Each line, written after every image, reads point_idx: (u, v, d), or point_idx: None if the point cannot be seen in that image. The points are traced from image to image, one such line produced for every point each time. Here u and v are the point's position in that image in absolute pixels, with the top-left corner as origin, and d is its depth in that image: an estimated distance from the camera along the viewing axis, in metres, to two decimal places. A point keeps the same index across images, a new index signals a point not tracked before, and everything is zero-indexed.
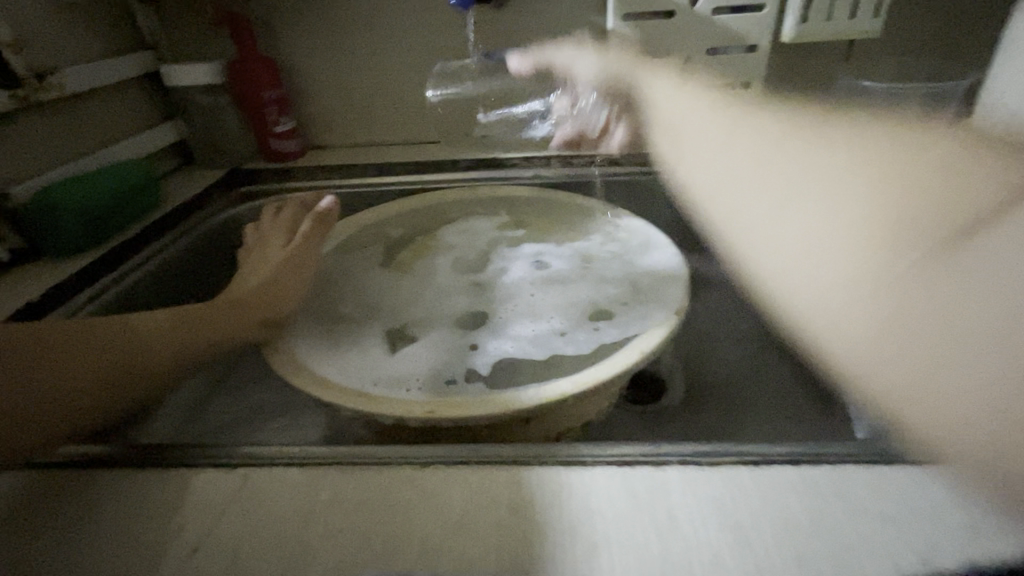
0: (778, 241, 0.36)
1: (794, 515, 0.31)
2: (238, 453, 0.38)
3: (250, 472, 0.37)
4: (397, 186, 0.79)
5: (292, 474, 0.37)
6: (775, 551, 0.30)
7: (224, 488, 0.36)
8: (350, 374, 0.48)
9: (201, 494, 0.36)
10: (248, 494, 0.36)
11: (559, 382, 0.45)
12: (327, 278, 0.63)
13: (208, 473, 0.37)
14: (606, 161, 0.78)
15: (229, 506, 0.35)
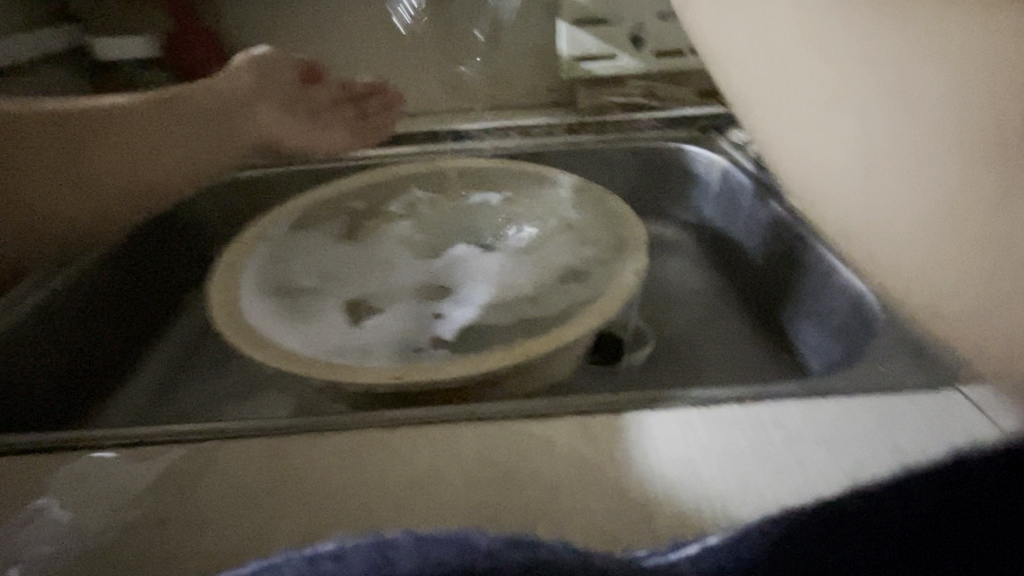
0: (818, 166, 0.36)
1: (738, 447, 0.34)
2: (204, 428, 0.38)
3: (216, 446, 0.37)
4: (352, 161, 0.76)
5: (257, 445, 0.37)
6: (721, 479, 0.32)
7: (191, 461, 0.36)
8: (315, 346, 0.49)
9: (164, 470, 0.36)
10: (215, 466, 0.36)
11: (521, 345, 0.46)
12: (283, 255, 0.61)
13: (174, 449, 0.37)
14: (563, 130, 0.79)
15: (196, 478, 0.35)
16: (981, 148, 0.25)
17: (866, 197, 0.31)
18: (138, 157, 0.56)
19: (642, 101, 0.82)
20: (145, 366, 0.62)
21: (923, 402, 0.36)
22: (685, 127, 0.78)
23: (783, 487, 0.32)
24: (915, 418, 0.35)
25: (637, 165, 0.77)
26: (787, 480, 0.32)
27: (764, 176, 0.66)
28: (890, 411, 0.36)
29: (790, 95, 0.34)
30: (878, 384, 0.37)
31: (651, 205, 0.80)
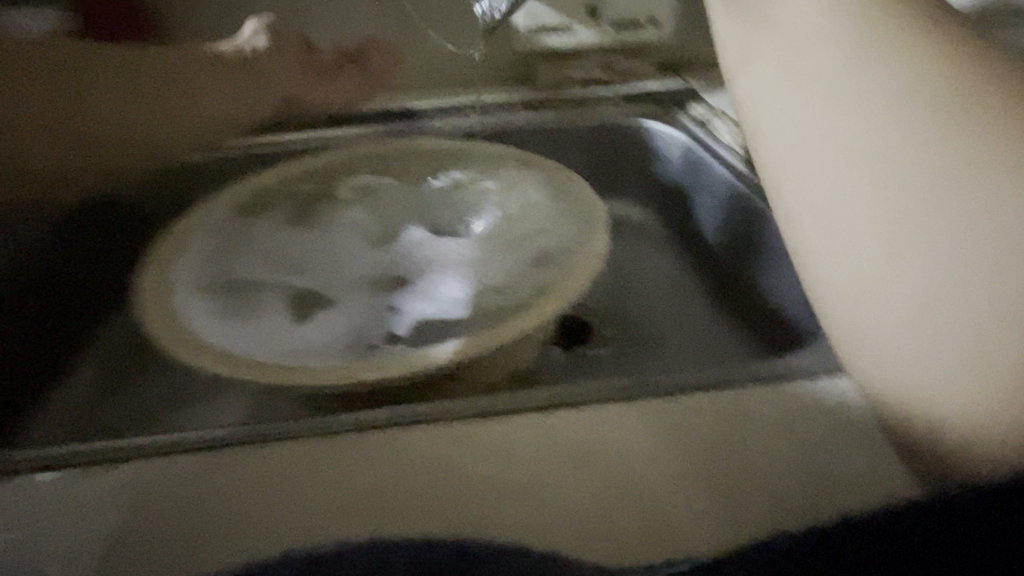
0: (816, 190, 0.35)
1: (697, 437, 0.34)
2: (130, 443, 0.35)
3: (142, 464, 0.34)
4: (296, 145, 0.72)
5: (191, 463, 0.34)
6: (684, 471, 0.32)
7: (115, 481, 0.33)
8: (258, 346, 0.46)
9: (82, 497, 0.32)
10: (144, 485, 0.33)
11: (480, 338, 0.44)
12: (224, 249, 0.57)
13: (94, 469, 0.34)
14: (520, 106, 0.76)
15: (123, 501, 0.32)
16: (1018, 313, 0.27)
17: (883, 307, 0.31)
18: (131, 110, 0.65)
19: (599, 73, 0.78)
20: (77, 371, 0.58)
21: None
22: (645, 102, 0.75)
23: (743, 476, 0.32)
24: None
25: (597, 142, 0.75)
26: (747, 471, 0.32)
27: (727, 153, 0.65)
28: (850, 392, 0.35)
29: (842, 189, 0.34)
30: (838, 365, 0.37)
31: (614, 183, 0.77)
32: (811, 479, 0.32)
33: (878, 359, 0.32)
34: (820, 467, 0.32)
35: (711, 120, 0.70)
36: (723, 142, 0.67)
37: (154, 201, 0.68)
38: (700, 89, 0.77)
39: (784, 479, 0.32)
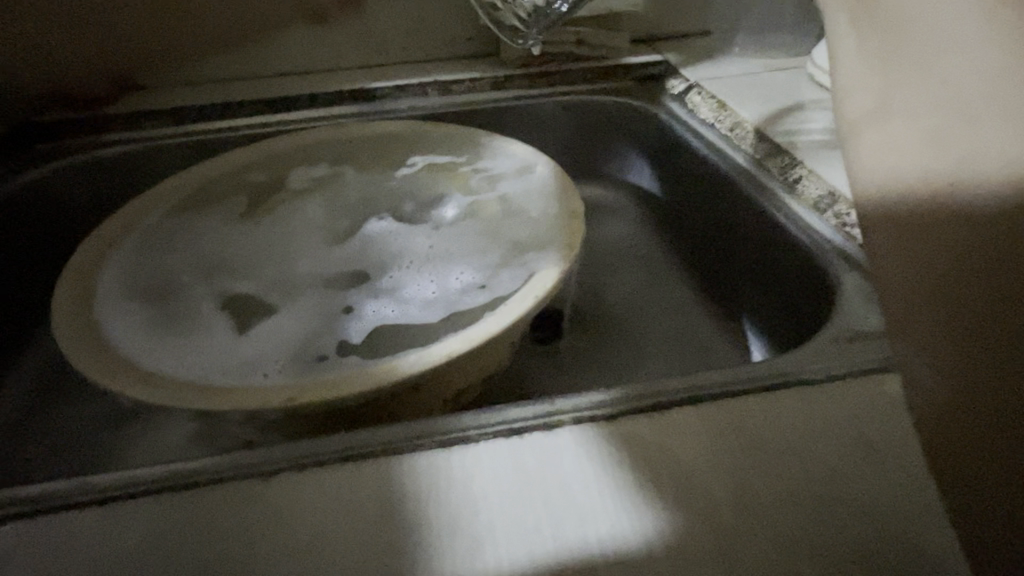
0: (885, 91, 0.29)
1: (676, 456, 0.32)
2: (55, 491, 0.32)
3: (73, 513, 0.31)
4: (241, 132, 0.65)
5: (121, 509, 0.31)
6: (661, 490, 0.30)
7: (41, 535, 0.30)
8: (194, 364, 0.41)
9: (1, 553, 0.30)
10: (76, 537, 0.30)
11: (443, 344, 0.39)
12: (155, 249, 0.51)
13: (20, 522, 0.31)
14: (487, 86, 0.70)
15: (50, 557, 0.29)
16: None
17: (906, 192, 0.28)
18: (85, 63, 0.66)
19: (572, 49, 0.72)
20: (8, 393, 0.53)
21: (863, 387, 0.34)
22: (619, 78, 0.70)
23: (723, 495, 0.30)
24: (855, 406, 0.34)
25: (569, 124, 0.70)
26: (729, 491, 0.30)
27: (711, 134, 0.60)
28: (828, 402, 0.34)
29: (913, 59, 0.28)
30: (823, 370, 0.35)
31: (586, 165, 0.73)
32: (795, 496, 0.30)
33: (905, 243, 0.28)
34: (804, 484, 0.31)
35: (689, 96, 0.66)
36: (701, 119, 0.62)
37: (87, 203, 0.62)
38: (679, 65, 0.72)
39: (767, 500, 0.30)
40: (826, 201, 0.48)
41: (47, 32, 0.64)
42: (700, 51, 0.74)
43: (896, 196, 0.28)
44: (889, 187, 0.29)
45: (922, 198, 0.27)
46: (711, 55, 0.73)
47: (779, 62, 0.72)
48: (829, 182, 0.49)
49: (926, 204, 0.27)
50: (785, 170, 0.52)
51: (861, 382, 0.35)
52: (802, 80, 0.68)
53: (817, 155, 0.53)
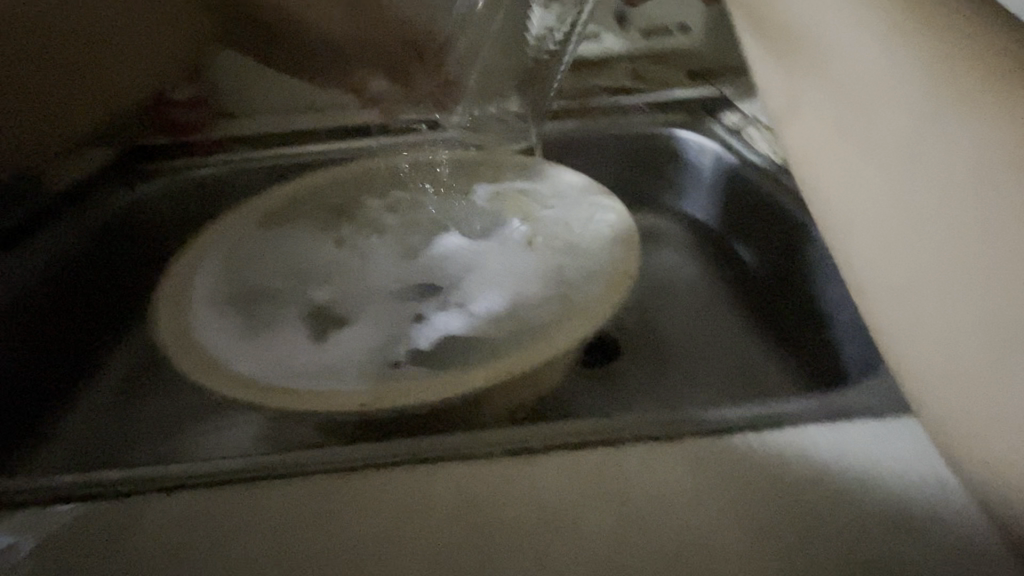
0: (878, 237, 0.29)
1: (743, 479, 0.32)
2: (146, 475, 0.34)
3: (161, 498, 0.33)
4: (319, 157, 0.71)
5: (206, 496, 0.33)
6: (725, 514, 0.31)
7: (134, 518, 0.32)
8: (276, 367, 0.45)
9: (98, 527, 0.32)
10: (165, 519, 0.32)
11: (505, 361, 0.41)
12: (241, 260, 0.55)
13: (114, 502, 0.33)
14: (546, 116, 0.73)
15: (145, 536, 0.31)
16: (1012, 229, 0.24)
17: (914, 325, 0.28)
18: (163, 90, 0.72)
19: (629, 84, 0.76)
20: (94, 390, 0.57)
21: None
22: (676, 110, 0.72)
23: (792, 524, 0.30)
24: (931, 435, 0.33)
25: (624, 155, 0.73)
26: (798, 521, 0.30)
27: (769, 169, 0.61)
28: (898, 441, 0.33)
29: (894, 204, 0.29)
30: (891, 403, 0.35)
31: (639, 194, 0.75)
32: (867, 530, 0.30)
33: (933, 387, 0.27)
34: (872, 517, 0.30)
35: (745, 130, 0.67)
36: (758, 153, 0.64)
37: (180, 221, 0.68)
38: (734, 97, 0.73)
39: (833, 533, 0.30)
40: None
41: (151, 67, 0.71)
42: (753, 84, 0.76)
43: (908, 329, 0.28)
44: (906, 333, 0.28)
45: (928, 332, 0.27)
46: None
47: None
48: None
49: (919, 287, 0.27)
50: None
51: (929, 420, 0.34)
52: None
53: None
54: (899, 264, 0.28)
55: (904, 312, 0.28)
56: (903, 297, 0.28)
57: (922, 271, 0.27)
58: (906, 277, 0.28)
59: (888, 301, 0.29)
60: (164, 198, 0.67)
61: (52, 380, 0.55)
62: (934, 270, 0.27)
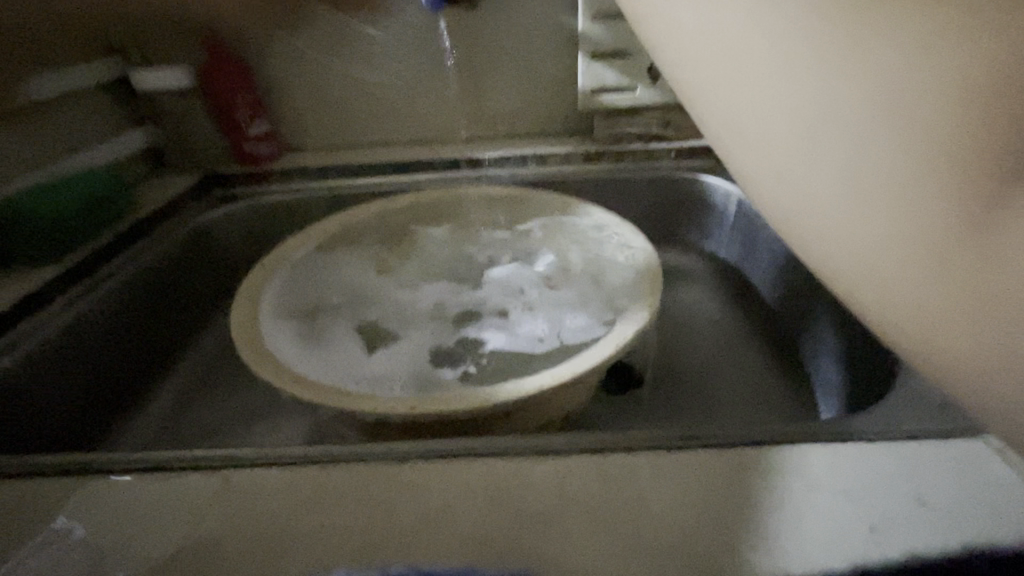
0: (813, 161, 0.22)
1: (755, 492, 0.33)
2: (220, 455, 0.39)
3: (231, 473, 0.38)
4: (374, 188, 0.78)
5: (268, 474, 0.37)
6: (737, 525, 0.32)
7: (207, 490, 0.37)
8: (333, 372, 0.51)
9: (178, 493, 0.37)
10: (233, 491, 0.36)
11: (535, 377, 0.46)
12: (303, 276, 0.62)
13: (191, 475, 0.38)
14: (581, 159, 0.79)
15: (215, 504, 0.36)
16: (980, 102, 0.17)
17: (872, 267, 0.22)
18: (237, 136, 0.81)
19: (661, 130, 0.79)
20: (163, 387, 0.63)
21: (938, 448, 0.35)
22: (703, 157, 0.78)
23: (801, 536, 0.31)
24: (940, 461, 0.34)
25: (653, 196, 0.78)
26: (812, 533, 0.31)
27: None
28: (902, 456, 0.35)
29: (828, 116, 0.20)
30: (899, 429, 0.37)
31: (665, 234, 0.80)
32: (878, 541, 0.31)
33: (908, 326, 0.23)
34: (880, 530, 0.31)
35: None
36: None
37: (250, 243, 0.77)
38: None
39: (842, 532, 0.31)
40: None
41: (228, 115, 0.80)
42: None
43: (864, 270, 0.22)
44: (863, 274, 0.23)
45: (894, 275, 0.21)
46: None
47: None
48: None
49: (867, 224, 0.21)
50: None
51: (932, 443, 0.36)
52: None
53: None
54: (834, 197, 0.22)
55: (855, 248, 0.22)
56: (852, 229, 0.22)
57: (880, 203, 0.20)
58: (854, 207, 0.21)
59: (837, 239, 0.23)
60: (236, 220, 0.75)
61: (132, 373, 0.60)
62: (897, 207, 0.20)
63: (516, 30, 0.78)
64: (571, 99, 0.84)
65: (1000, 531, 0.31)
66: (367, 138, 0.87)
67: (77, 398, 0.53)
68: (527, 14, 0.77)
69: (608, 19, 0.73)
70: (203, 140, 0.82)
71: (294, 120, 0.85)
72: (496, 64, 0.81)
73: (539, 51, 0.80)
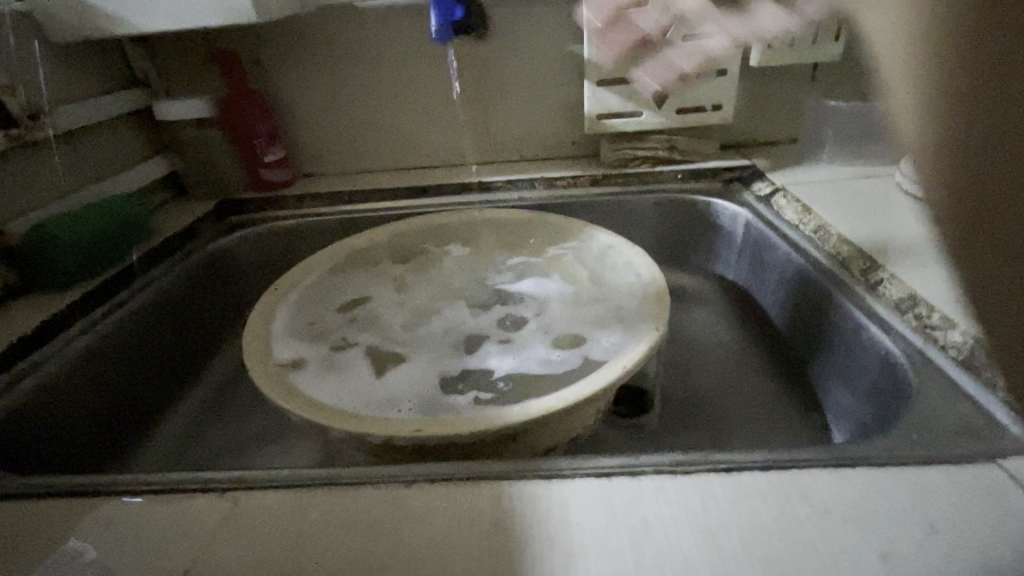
0: None
1: (762, 520, 0.33)
2: (231, 478, 0.39)
3: (241, 496, 0.38)
4: (384, 213, 0.79)
5: (278, 496, 0.38)
6: (744, 553, 0.31)
7: (216, 512, 0.37)
8: (342, 394, 0.51)
9: (189, 515, 0.37)
10: (240, 515, 0.37)
11: (542, 399, 0.46)
12: (315, 299, 0.63)
13: (201, 498, 0.38)
14: (587, 181, 0.81)
15: (223, 525, 0.36)
16: None
17: None
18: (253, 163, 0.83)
19: (666, 154, 0.81)
20: (177, 410, 0.65)
21: (948, 476, 0.35)
22: (708, 179, 0.78)
23: (810, 564, 0.30)
24: (952, 489, 0.34)
25: (660, 218, 0.79)
26: (821, 563, 0.30)
27: (797, 235, 0.64)
28: (915, 484, 0.35)
29: None
30: (910, 454, 0.36)
31: (673, 255, 0.81)
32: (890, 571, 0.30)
33: None
34: (889, 557, 0.30)
35: (776, 198, 0.71)
36: (786, 221, 0.67)
37: (264, 268, 0.79)
38: (765, 170, 0.79)
39: (851, 559, 0.30)
40: (908, 303, 0.49)
41: (245, 143, 0.82)
42: (782, 160, 0.81)
43: None
44: None
45: None
46: (796, 163, 0.80)
47: (864, 169, 0.76)
48: (911, 287, 0.51)
49: None
50: (867, 272, 0.54)
51: (946, 471, 0.35)
52: (891, 190, 0.71)
53: (898, 263, 0.55)
54: None
55: None
56: None
57: None
58: None
59: None
60: (249, 245, 0.77)
61: (149, 396, 0.62)
62: None
63: (523, 59, 0.81)
64: (578, 124, 0.86)
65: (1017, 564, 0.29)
66: (379, 164, 0.89)
67: (93, 419, 0.54)
68: (535, 44, 0.80)
69: (613, 48, 0.75)
70: (217, 166, 0.83)
71: (310, 148, 0.88)
72: (504, 91, 0.83)
73: (546, 79, 0.82)
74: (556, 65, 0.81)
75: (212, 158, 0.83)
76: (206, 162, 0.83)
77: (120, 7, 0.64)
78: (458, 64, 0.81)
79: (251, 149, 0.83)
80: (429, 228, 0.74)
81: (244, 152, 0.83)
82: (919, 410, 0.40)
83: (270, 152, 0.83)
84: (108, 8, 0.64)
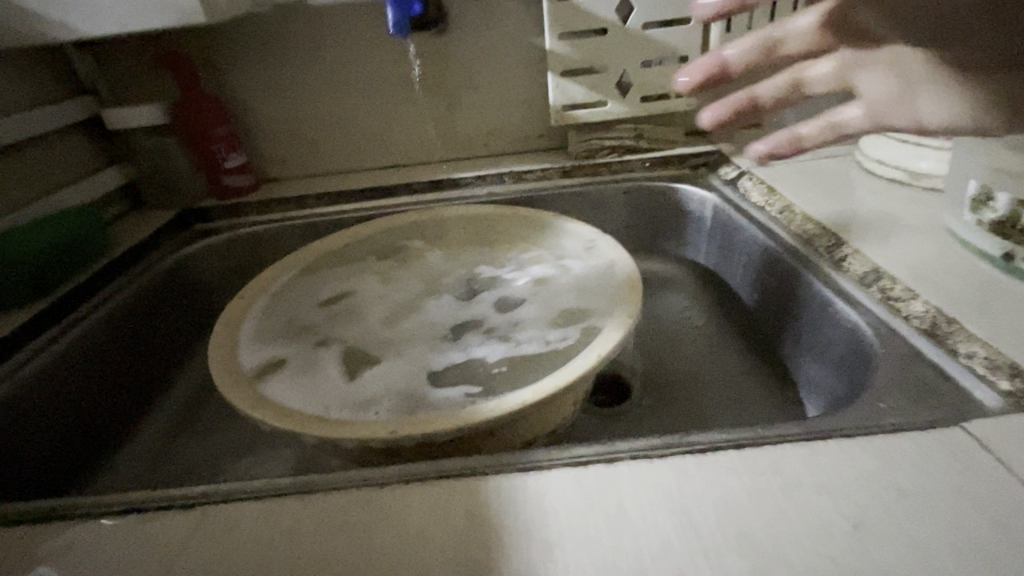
0: None
1: (734, 496, 0.33)
2: (199, 492, 0.38)
3: (208, 508, 0.37)
4: (352, 214, 0.78)
5: (248, 507, 0.36)
6: (720, 532, 0.31)
7: (183, 528, 0.36)
8: (316, 399, 0.50)
9: (153, 532, 0.36)
10: (207, 528, 0.36)
11: (518, 393, 0.45)
12: (283, 306, 0.62)
13: (166, 515, 0.37)
14: (557, 173, 0.80)
15: (191, 539, 0.35)
16: None
17: None
18: (213, 170, 0.81)
19: (633, 143, 0.80)
20: (144, 427, 0.62)
21: (912, 441, 0.35)
22: (676, 165, 0.79)
23: (783, 536, 0.31)
24: (917, 454, 0.35)
25: (630, 206, 0.79)
26: (792, 536, 0.31)
27: (764, 217, 0.65)
28: (881, 450, 0.35)
29: None
30: (879, 423, 0.37)
31: (645, 242, 0.81)
32: (854, 536, 0.30)
33: None
34: (854, 523, 0.31)
35: (742, 181, 0.72)
36: (753, 204, 0.68)
37: (229, 276, 0.77)
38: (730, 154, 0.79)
39: (821, 528, 0.31)
40: (872, 276, 0.50)
41: (203, 149, 0.80)
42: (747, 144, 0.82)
43: None
44: None
45: None
46: None
47: (827, 149, 0.78)
48: (875, 262, 0.52)
49: None
50: (832, 249, 0.55)
51: (912, 437, 0.36)
52: (853, 169, 0.72)
53: (863, 240, 0.56)
54: None
55: None
56: None
57: None
58: None
59: None
60: (213, 253, 0.75)
61: (113, 414, 0.59)
62: None
63: (485, 52, 0.80)
64: (544, 116, 0.85)
65: (983, 524, 0.30)
66: (344, 165, 0.87)
67: (51, 442, 0.52)
68: (496, 37, 0.79)
69: (574, 39, 0.75)
70: (175, 174, 0.80)
71: (273, 151, 0.86)
72: (468, 86, 0.82)
73: (509, 72, 0.82)
74: (518, 58, 0.81)
75: (168, 167, 0.79)
76: (163, 171, 0.80)
77: (61, 11, 0.61)
78: (419, 59, 0.80)
79: (210, 156, 0.80)
80: (398, 228, 0.73)
81: (204, 159, 0.80)
82: (884, 379, 0.40)
83: (231, 158, 0.81)
84: (49, 14, 0.61)
